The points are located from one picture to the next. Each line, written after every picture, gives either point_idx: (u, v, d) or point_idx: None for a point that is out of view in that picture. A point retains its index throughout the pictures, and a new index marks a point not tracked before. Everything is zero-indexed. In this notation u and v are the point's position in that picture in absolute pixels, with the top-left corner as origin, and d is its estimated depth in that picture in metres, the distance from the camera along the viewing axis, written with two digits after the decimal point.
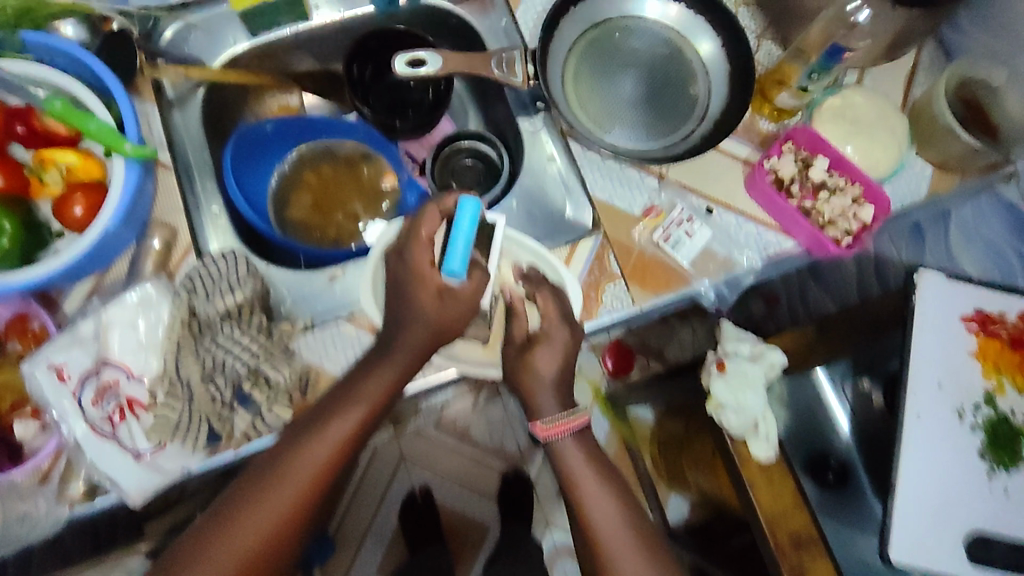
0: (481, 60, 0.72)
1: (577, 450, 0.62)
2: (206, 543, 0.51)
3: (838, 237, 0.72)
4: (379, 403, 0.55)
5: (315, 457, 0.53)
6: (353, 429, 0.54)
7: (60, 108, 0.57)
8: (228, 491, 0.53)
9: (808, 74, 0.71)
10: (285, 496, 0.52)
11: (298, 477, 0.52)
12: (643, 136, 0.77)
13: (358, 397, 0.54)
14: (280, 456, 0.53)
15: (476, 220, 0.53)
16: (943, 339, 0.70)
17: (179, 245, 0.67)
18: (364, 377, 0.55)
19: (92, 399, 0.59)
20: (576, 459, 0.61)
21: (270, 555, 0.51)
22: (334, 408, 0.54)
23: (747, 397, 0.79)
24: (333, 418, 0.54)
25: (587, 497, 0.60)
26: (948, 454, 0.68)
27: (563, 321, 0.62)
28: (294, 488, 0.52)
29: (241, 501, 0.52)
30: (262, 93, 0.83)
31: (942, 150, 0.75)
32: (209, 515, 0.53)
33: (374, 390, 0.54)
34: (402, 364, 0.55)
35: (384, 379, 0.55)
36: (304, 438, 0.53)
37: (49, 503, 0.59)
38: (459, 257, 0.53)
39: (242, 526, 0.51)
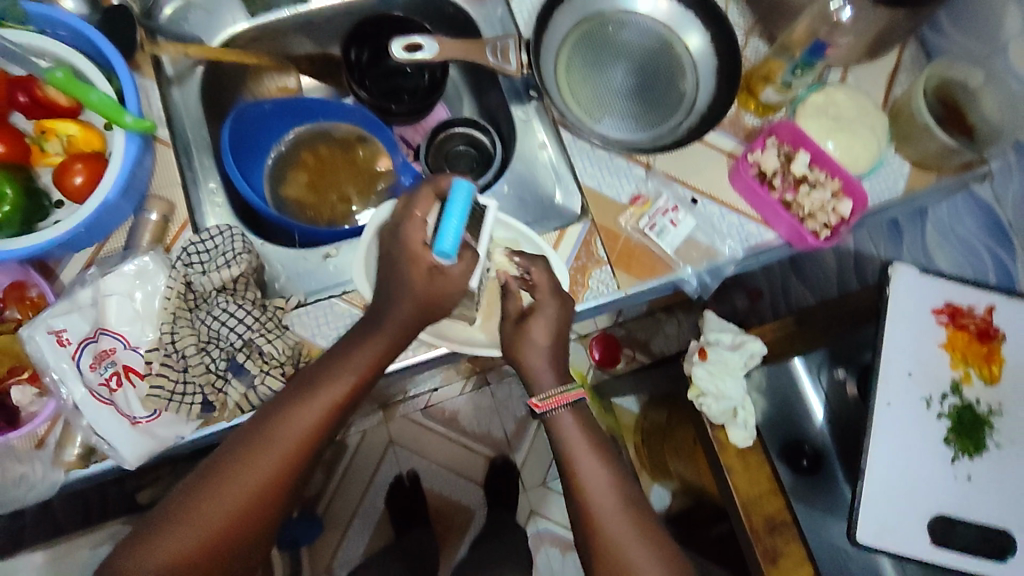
0: (476, 46, 0.73)
1: (573, 423, 0.63)
2: (193, 499, 0.53)
3: (817, 229, 0.74)
4: (368, 372, 0.56)
5: (303, 421, 0.55)
6: (341, 398, 0.56)
7: (62, 80, 0.59)
8: (216, 452, 0.55)
9: (792, 71, 0.73)
10: (273, 458, 0.54)
11: (286, 441, 0.54)
12: (632, 127, 0.79)
13: (347, 365, 0.56)
14: (269, 421, 0.55)
15: (468, 204, 0.55)
16: (913, 331, 0.73)
17: (176, 220, 0.69)
18: (353, 347, 0.57)
19: (90, 363, 0.61)
20: (572, 433, 0.62)
21: (255, 516, 0.53)
22: (321, 375, 0.56)
23: (725, 384, 0.83)
24: (321, 385, 0.56)
25: (582, 469, 0.61)
26: (916, 441, 0.71)
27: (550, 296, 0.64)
28: (283, 451, 0.54)
29: (230, 462, 0.53)
30: (260, 73, 0.83)
31: (919, 148, 0.78)
32: (198, 474, 0.54)
33: (362, 361, 0.56)
34: (392, 337, 0.57)
35: (374, 348, 0.56)
36: (291, 403, 0.55)
37: (45, 467, 0.61)
38: (450, 239, 0.54)
39: (229, 485, 0.53)
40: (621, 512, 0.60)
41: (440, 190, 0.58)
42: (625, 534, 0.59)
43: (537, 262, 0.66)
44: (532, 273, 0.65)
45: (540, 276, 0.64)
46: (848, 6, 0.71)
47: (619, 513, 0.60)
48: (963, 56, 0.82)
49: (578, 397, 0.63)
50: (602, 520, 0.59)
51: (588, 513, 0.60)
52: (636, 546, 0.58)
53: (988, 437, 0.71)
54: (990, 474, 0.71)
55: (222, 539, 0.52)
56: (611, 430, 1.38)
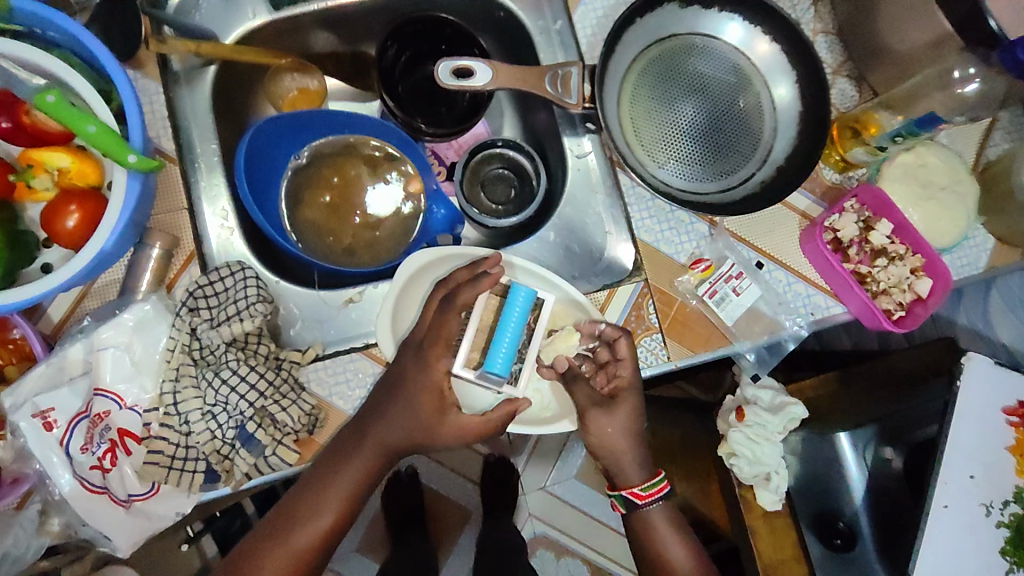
0: (533, 73, 0.64)
1: (663, 516, 0.66)
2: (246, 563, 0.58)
3: (890, 308, 0.68)
4: (369, 471, 0.57)
5: (315, 520, 0.57)
6: (370, 468, 0.57)
7: (52, 106, 0.48)
8: (246, 539, 0.60)
9: (894, 134, 0.66)
10: (286, 557, 0.57)
11: (322, 512, 0.57)
12: (697, 175, 0.70)
13: (346, 464, 0.57)
14: (305, 492, 0.57)
15: (524, 315, 0.57)
16: (981, 431, 0.67)
17: (181, 253, 0.61)
18: (352, 446, 0.57)
19: (81, 445, 0.53)
20: (661, 526, 0.66)
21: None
22: (323, 474, 0.57)
23: (763, 450, 0.78)
24: (324, 486, 0.57)
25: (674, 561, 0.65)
26: (971, 550, 0.65)
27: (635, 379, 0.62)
28: (297, 547, 0.57)
29: (252, 557, 0.58)
30: (278, 74, 0.73)
31: (1009, 223, 0.70)
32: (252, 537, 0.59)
33: (363, 461, 0.57)
34: (388, 437, 0.56)
35: (373, 446, 0.57)
36: (323, 477, 0.57)
37: (27, 534, 0.55)
38: (501, 356, 0.55)
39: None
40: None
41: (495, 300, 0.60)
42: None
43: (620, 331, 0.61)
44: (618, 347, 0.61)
45: (625, 351, 0.61)
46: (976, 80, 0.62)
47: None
48: None
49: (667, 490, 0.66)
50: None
51: None
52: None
53: None
54: None
55: None
56: None
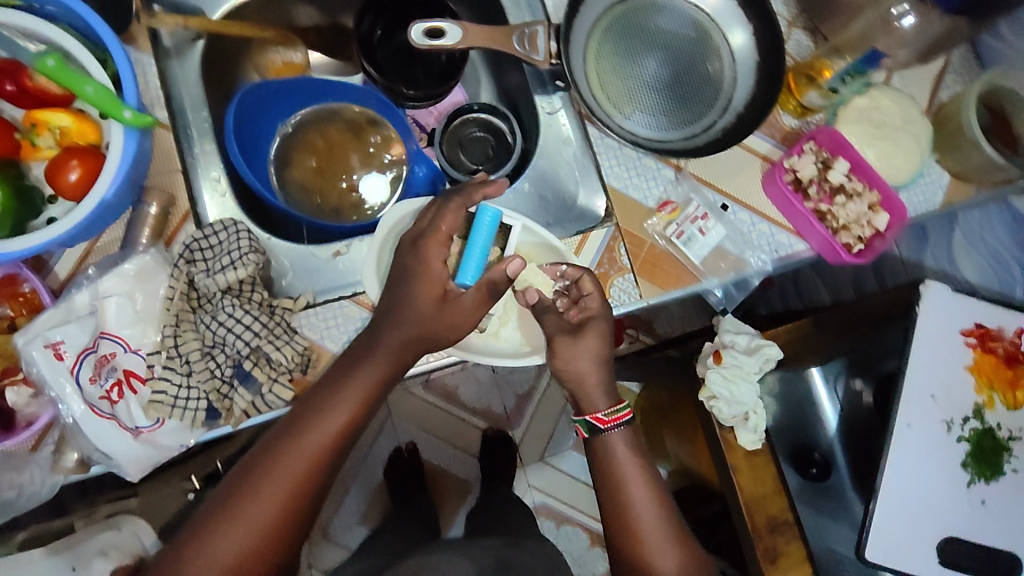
0: (502, 32, 0.67)
1: (623, 440, 0.66)
2: (236, 502, 0.53)
3: (850, 242, 0.71)
4: (373, 389, 0.56)
5: (318, 439, 0.54)
6: (367, 392, 0.55)
7: (53, 69, 0.52)
8: (235, 471, 0.55)
9: (842, 77, 0.72)
10: (286, 481, 0.53)
11: (316, 438, 0.54)
12: (662, 124, 0.74)
13: (356, 378, 0.55)
14: (298, 419, 0.54)
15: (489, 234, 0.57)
16: (941, 352, 0.71)
17: (177, 211, 0.65)
18: (363, 359, 0.56)
19: (90, 376, 0.58)
20: (620, 451, 0.66)
21: (294, 512, 0.54)
22: (331, 389, 0.55)
23: (740, 389, 0.81)
24: (331, 400, 0.55)
25: (628, 484, 0.65)
26: (933, 463, 0.70)
27: (605, 309, 0.64)
28: (297, 467, 0.54)
29: (247, 487, 0.53)
30: (264, 46, 0.77)
31: (961, 159, 0.73)
32: (234, 476, 0.55)
33: (372, 375, 0.55)
34: (396, 353, 0.56)
35: (384, 359, 0.56)
36: (321, 400, 0.55)
37: (43, 471, 0.59)
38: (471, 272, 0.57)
39: (248, 507, 0.53)
40: (659, 526, 0.65)
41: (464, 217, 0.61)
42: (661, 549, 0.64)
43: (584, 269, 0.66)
44: (582, 283, 0.65)
45: (591, 286, 0.65)
46: (910, 14, 0.71)
47: (659, 528, 0.64)
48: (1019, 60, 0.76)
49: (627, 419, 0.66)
50: (643, 530, 0.64)
51: (630, 525, 0.65)
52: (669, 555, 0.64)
53: (1006, 462, 0.70)
54: (1005, 499, 0.70)
55: (247, 562, 0.52)
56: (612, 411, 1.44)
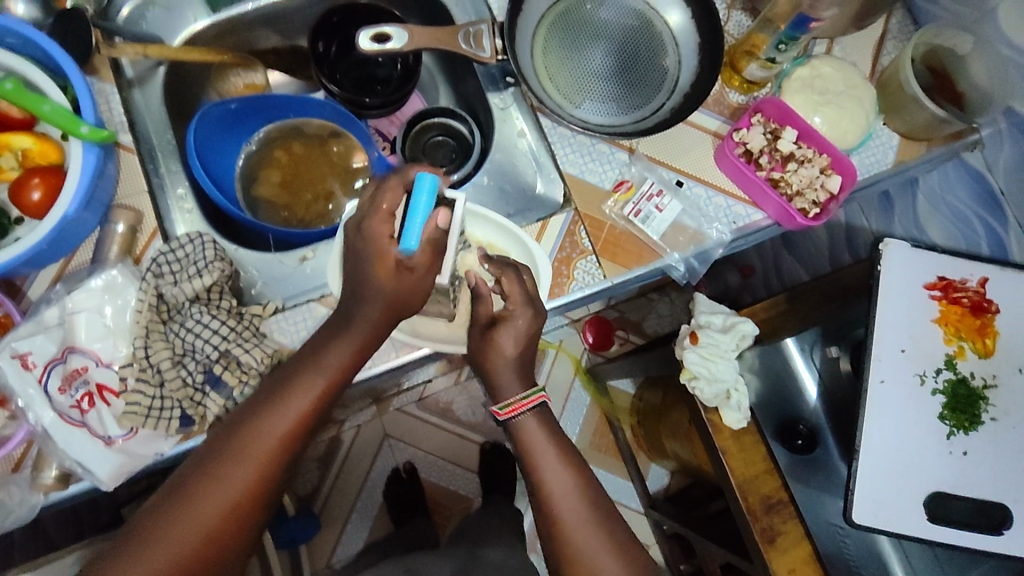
0: (448, 33, 0.70)
1: (538, 428, 0.62)
2: (188, 496, 0.52)
3: (806, 207, 0.72)
4: (335, 381, 0.56)
5: (277, 429, 0.54)
6: (329, 383, 0.55)
7: (12, 90, 0.58)
8: (188, 465, 0.54)
9: (776, 45, 0.71)
10: (245, 471, 0.53)
11: (275, 429, 0.54)
12: (613, 110, 0.76)
13: (319, 368, 0.55)
14: (258, 412, 0.54)
15: (434, 196, 0.53)
16: (907, 307, 0.71)
17: (144, 230, 0.66)
18: (324, 349, 0.56)
19: (59, 386, 0.59)
20: (537, 441, 0.61)
21: (250, 507, 0.53)
22: (293, 380, 0.55)
23: (718, 366, 0.79)
24: (293, 386, 0.55)
25: (547, 475, 0.60)
26: (910, 418, 0.70)
27: (526, 303, 0.61)
28: (254, 460, 0.53)
29: (201, 481, 0.52)
30: (225, 70, 0.80)
31: (908, 119, 0.75)
32: (185, 471, 0.53)
33: (334, 363, 0.55)
34: (364, 336, 0.56)
35: (346, 348, 0.56)
36: (281, 393, 0.55)
37: (21, 491, 0.59)
38: (417, 233, 0.53)
39: (203, 500, 0.52)
40: (586, 519, 0.59)
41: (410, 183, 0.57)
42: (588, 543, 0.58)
43: (509, 269, 0.62)
44: (502, 283, 0.61)
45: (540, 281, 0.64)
46: None
47: (585, 520, 0.59)
48: (952, 21, 0.79)
49: (541, 402, 0.62)
50: (566, 524, 0.58)
51: (552, 517, 0.59)
52: (597, 548, 0.58)
53: (983, 411, 0.71)
54: (986, 449, 0.70)
55: (198, 556, 0.51)
56: (607, 415, 1.40)
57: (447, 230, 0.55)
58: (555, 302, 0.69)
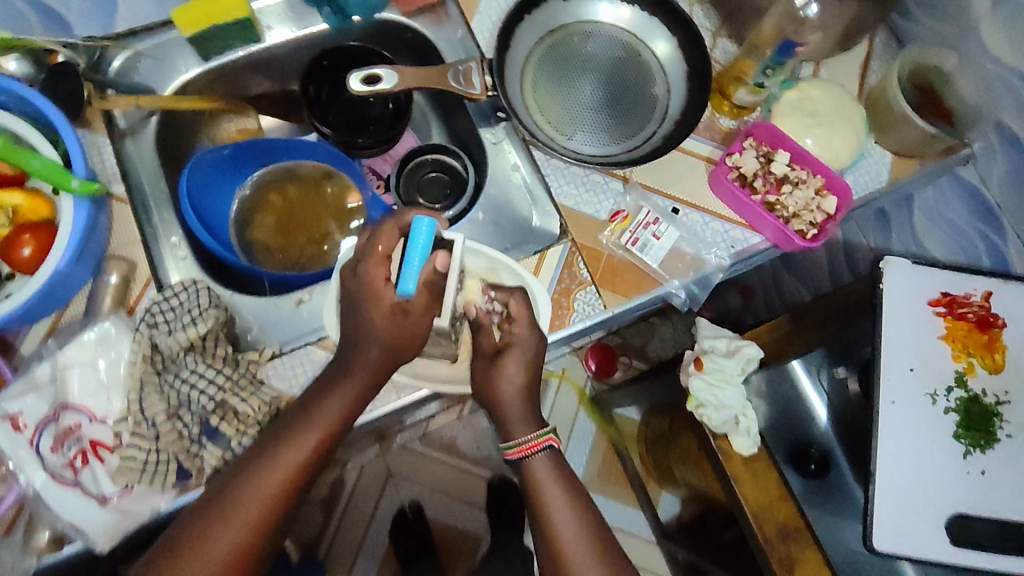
0: (437, 72, 0.71)
1: (548, 467, 0.60)
2: (178, 558, 0.50)
3: (804, 228, 0.72)
4: (333, 430, 0.54)
5: (268, 488, 0.52)
6: (325, 433, 0.53)
7: (1, 147, 0.57)
8: (177, 525, 0.52)
9: (763, 70, 0.72)
10: (236, 529, 0.51)
11: (269, 483, 0.52)
12: (605, 140, 0.77)
13: (311, 421, 0.53)
14: (251, 465, 0.52)
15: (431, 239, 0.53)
16: (913, 325, 0.71)
17: (138, 280, 0.65)
18: (319, 403, 0.54)
19: (51, 446, 0.57)
20: (545, 481, 0.59)
21: (242, 566, 0.51)
22: (286, 434, 0.53)
23: (725, 392, 0.77)
24: (289, 439, 0.53)
25: (550, 508, 0.58)
26: (924, 438, 0.69)
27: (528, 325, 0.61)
28: (245, 517, 0.51)
29: (190, 541, 0.50)
30: (217, 117, 0.81)
31: (899, 137, 0.75)
32: (175, 531, 0.51)
33: (331, 412, 0.54)
34: (361, 384, 0.54)
35: (342, 399, 0.54)
36: (276, 447, 0.53)
37: (14, 555, 0.57)
38: (414, 277, 0.52)
39: (191, 563, 0.49)
40: (590, 556, 0.56)
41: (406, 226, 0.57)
42: None
43: (516, 294, 0.63)
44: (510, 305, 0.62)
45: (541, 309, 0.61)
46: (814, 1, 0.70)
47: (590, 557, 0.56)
48: (936, 40, 0.80)
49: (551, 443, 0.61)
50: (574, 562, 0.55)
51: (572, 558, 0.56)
52: None
53: (998, 428, 0.69)
54: (1003, 467, 0.69)
55: None
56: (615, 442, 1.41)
57: (445, 273, 0.55)
58: (557, 335, 0.68)
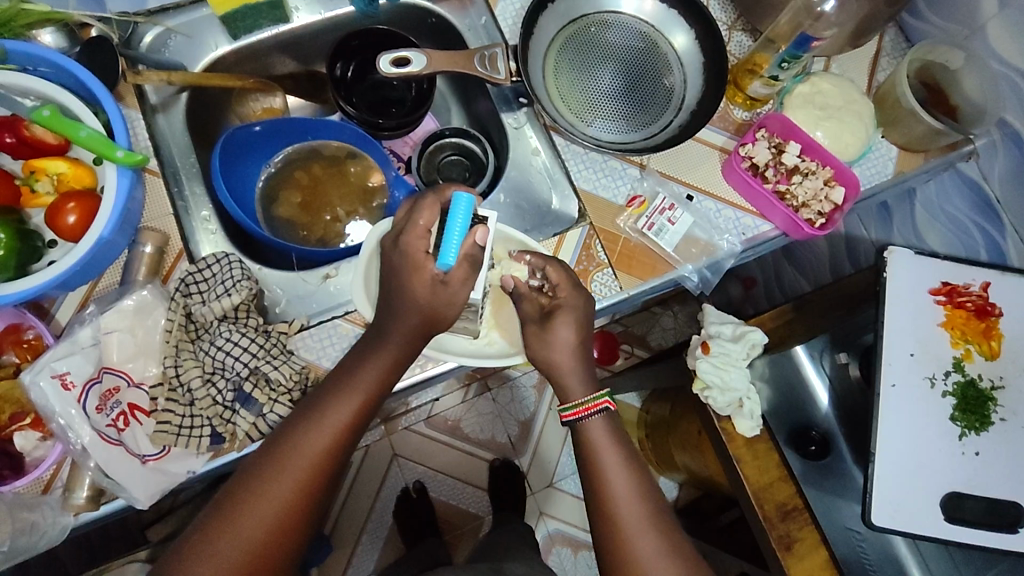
0: (464, 56, 0.73)
1: (604, 429, 0.62)
2: (234, 513, 0.52)
3: (811, 218, 0.75)
4: (374, 394, 0.57)
5: (317, 447, 0.54)
6: (367, 396, 0.56)
7: (49, 118, 0.60)
8: (229, 484, 0.54)
9: (779, 63, 0.73)
10: (289, 485, 0.53)
11: (316, 443, 0.54)
12: (623, 128, 0.79)
13: (355, 384, 0.56)
14: (299, 426, 0.55)
15: (468, 216, 0.55)
16: (914, 312, 0.74)
17: (171, 251, 0.67)
18: (357, 369, 0.57)
19: (96, 405, 0.59)
20: (604, 443, 0.62)
21: (295, 522, 0.53)
22: (327, 398, 0.56)
23: (730, 375, 0.80)
24: (334, 401, 0.56)
25: (603, 468, 0.61)
26: (922, 420, 0.72)
27: (575, 288, 0.64)
28: (297, 475, 0.53)
29: (245, 497, 0.52)
30: (246, 95, 0.82)
31: (906, 132, 0.78)
32: (228, 489, 0.54)
33: (371, 376, 0.57)
34: (398, 352, 0.57)
35: (379, 365, 0.57)
36: (322, 409, 0.55)
37: (54, 512, 0.59)
38: (454, 251, 0.55)
39: (248, 518, 0.52)
40: (628, 517, 0.59)
41: (445, 201, 0.58)
42: (650, 550, 0.58)
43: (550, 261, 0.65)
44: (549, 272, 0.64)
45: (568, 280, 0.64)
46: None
47: (643, 522, 0.59)
48: (944, 38, 0.82)
49: (606, 406, 0.63)
50: (627, 523, 0.59)
51: (606, 523, 0.59)
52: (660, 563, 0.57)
53: (993, 411, 0.73)
54: (997, 449, 0.72)
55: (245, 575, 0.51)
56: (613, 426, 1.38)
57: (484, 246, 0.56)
58: None
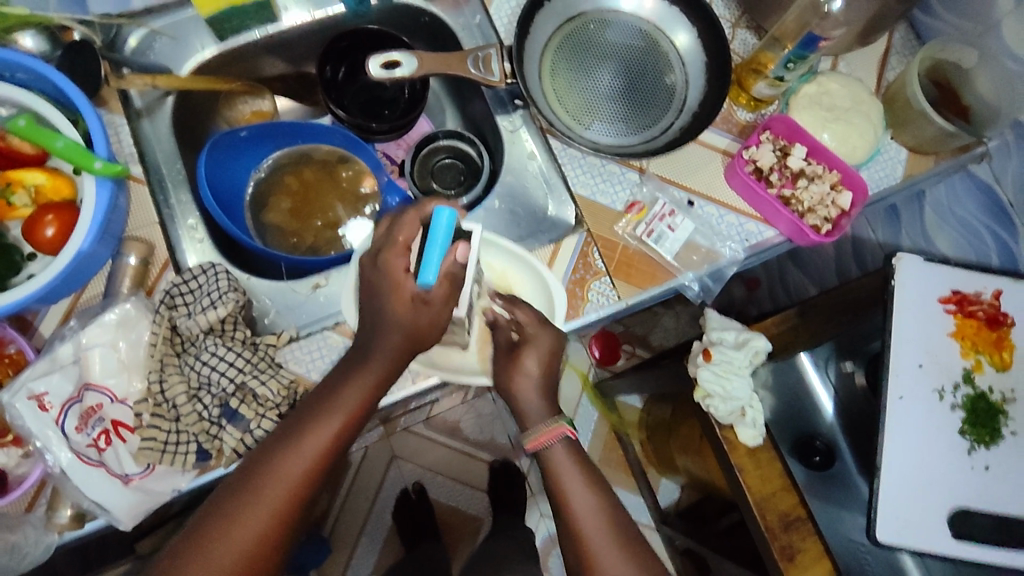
0: (457, 58, 0.70)
1: (565, 455, 0.61)
2: (208, 538, 0.51)
3: (817, 224, 0.72)
4: (355, 417, 0.55)
5: (294, 472, 0.52)
6: (348, 420, 0.55)
7: (25, 128, 0.58)
8: (204, 508, 0.53)
9: (784, 64, 0.70)
10: (263, 511, 0.51)
11: (293, 469, 0.53)
12: (622, 130, 0.77)
13: (336, 406, 0.54)
14: (278, 450, 0.53)
15: (450, 231, 0.54)
16: (923, 322, 0.71)
17: (155, 261, 0.66)
18: (339, 390, 0.55)
19: (75, 426, 0.58)
20: (565, 466, 0.60)
21: (269, 549, 0.52)
22: (308, 421, 0.54)
23: (732, 384, 0.77)
24: (313, 424, 0.54)
25: (571, 492, 0.59)
26: (930, 433, 0.70)
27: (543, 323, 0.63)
28: (273, 501, 0.52)
29: (218, 523, 0.51)
30: (234, 98, 0.81)
31: (916, 134, 0.75)
32: (204, 513, 0.52)
33: (353, 399, 0.55)
34: (385, 370, 0.55)
35: (362, 386, 0.55)
36: (301, 432, 0.54)
37: (37, 531, 0.58)
38: (434, 268, 0.53)
39: (221, 544, 0.50)
40: (611, 547, 0.56)
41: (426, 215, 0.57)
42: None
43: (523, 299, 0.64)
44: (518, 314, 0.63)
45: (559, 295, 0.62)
46: None
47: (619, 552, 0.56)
48: (957, 35, 0.79)
49: (566, 433, 0.61)
50: (600, 549, 0.56)
51: (586, 556, 0.56)
52: None
53: (1004, 425, 0.71)
54: (1007, 463, 0.70)
55: None
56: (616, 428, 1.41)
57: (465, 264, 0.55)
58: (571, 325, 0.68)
